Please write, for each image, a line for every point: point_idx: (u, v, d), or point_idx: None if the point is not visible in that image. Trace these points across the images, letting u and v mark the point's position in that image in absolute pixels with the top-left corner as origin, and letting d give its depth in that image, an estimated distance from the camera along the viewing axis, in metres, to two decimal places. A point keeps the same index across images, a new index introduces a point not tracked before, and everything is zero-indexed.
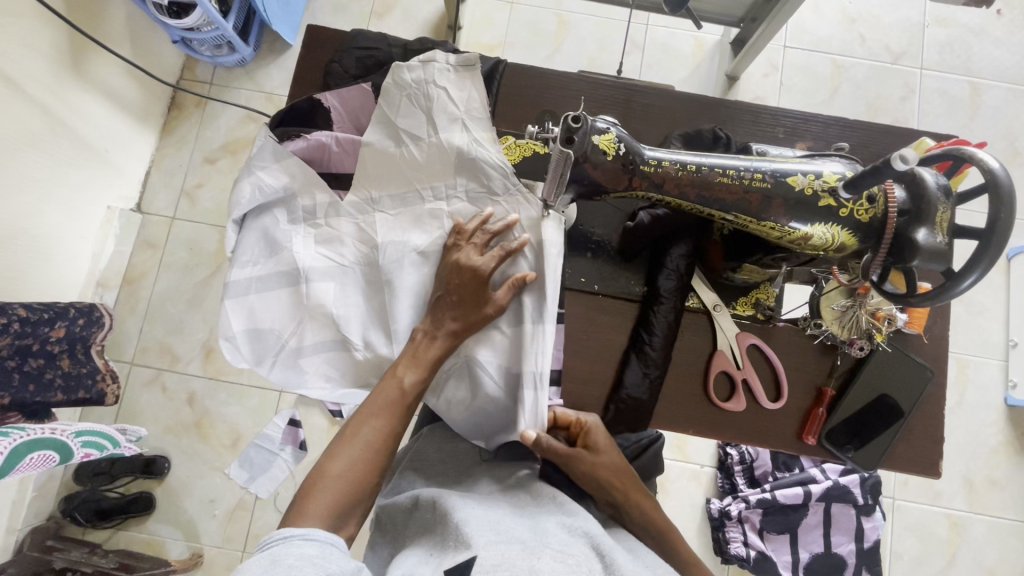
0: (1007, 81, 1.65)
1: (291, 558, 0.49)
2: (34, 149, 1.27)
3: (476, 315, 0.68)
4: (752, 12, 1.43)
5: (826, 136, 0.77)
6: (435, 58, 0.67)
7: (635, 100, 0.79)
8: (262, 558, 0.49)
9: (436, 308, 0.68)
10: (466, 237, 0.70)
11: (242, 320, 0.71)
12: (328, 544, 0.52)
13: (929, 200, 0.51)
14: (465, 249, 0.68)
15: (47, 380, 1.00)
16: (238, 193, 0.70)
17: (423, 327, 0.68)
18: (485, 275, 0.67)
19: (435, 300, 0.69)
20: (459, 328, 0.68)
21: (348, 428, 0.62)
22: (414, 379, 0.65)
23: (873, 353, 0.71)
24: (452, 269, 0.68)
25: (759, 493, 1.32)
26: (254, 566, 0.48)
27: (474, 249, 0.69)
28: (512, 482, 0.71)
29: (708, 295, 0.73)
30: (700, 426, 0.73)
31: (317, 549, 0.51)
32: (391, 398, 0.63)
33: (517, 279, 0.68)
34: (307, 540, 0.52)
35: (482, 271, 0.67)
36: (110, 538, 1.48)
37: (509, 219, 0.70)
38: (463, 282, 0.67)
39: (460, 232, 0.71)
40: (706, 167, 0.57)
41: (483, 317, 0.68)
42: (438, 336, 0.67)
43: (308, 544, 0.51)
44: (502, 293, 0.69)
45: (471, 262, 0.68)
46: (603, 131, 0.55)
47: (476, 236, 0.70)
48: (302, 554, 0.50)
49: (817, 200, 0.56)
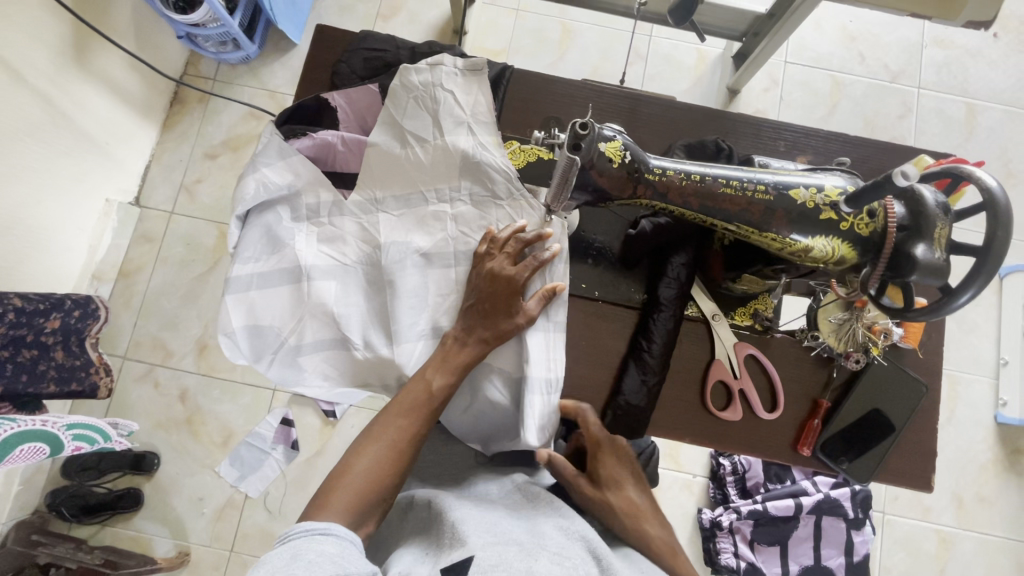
0: (1002, 103, 1.67)
1: (311, 552, 0.50)
2: (33, 139, 1.26)
3: (507, 324, 0.68)
4: (755, 26, 1.45)
5: (827, 151, 0.78)
6: (443, 62, 0.71)
7: (640, 110, 0.79)
8: (284, 551, 0.51)
9: (468, 316, 0.69)
10: (498, 246, 0.71)
11: (242, 317, 0.70)
12: (347, 540, 0.53)
13: (928, 215, 0.52)
14: (498, 258, 0.69)
15: (40, 371, 0.99)
16: (242, 189, 0.69)
17: (454, 332, 0.68)
18: (519, 283, 0.68)
19: (467, 308, 0.69)
20: (490, 337, 0.68)
21: (374, 427, 0.63)
22: (442, 383, 0.65)
23: (868, 366, 0.72)
24: (485, 278, 0.68)
25: (750, 504, 1.33)
26: (275, 558, 0.50)
27: (508, 259, 0.69)
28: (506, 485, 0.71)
29: (707, 304, 0.74)
30: (696, 434, 0.73)
31: (336, 546, 0.52)
32: (418, 399, 0.64)
33: (548, 291, 0.70)
34: (325, 536, 0.53)
35: (516, 279, 0.68)
36: (96, 534, 1.46)
37: (543, 231, 0.70)
38: (496, 290, 0.68)
39: (493, 240, 0.71)
40: (709, 177, 0.58)
41: (513, 327, 0.68)
42: (470, 342, 0.68)
43: (328, 540, 0.52)
44: (534, 303, 0.69)
45: (503, 269, 0.68)
46: (609, 140, 0.56)
47: (508, 245, 0.70)
48: (323, 551, 0.51)
49: (818, 213, 0.57)
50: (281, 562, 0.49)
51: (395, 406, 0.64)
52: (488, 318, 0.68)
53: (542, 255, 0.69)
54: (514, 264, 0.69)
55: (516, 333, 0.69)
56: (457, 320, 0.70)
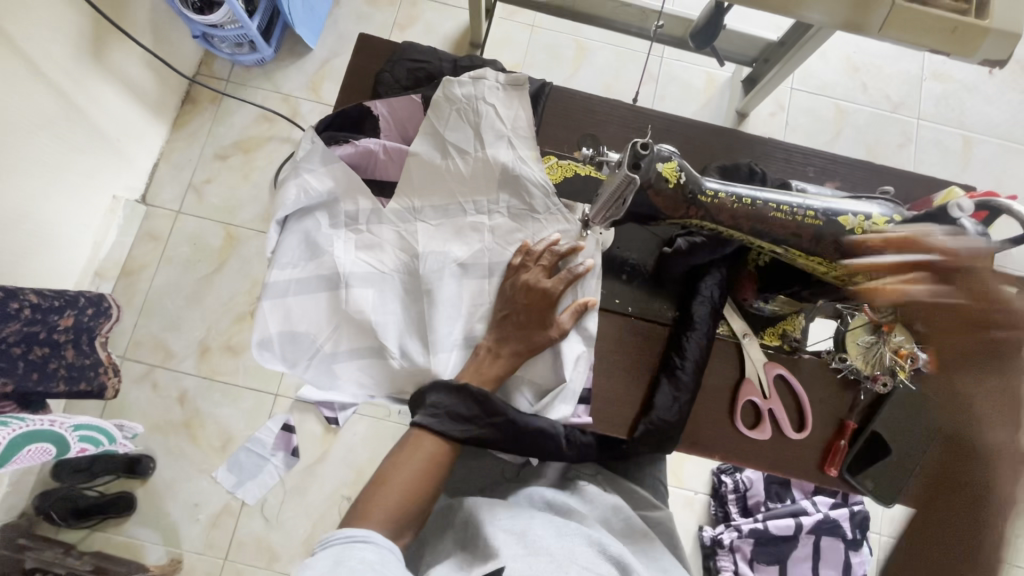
0: (996, 137, 1.73)
1: (354, 560, 0.53)
2: (46, 132, 1.25)
3: (542, 337, 0.68)
4: (767, 53, 1.49)
5: (853, 178, 0.81)
6: (485, 76, 0.72)
7: (675, 131, 0.81)
8: (328, 556, 0.54)
9: (502, 327, 0.69)
10: (534, 259, 0.71)
11: (278, 322, 0.69)
12: (386, 549, 0.56)
13: (971, 246, 0.54)
14: (533, 271, 0.70)
15: (51, 370, 0.97)
16: (283, 194, 0.69)
17: (487, 344, 0.69)
18: (555, 297, 0.69)
19: (502, 319, 0.70)
20: (524, 350, 0.68)
21: (413, 435, 0.65)
22: (480, 395, 0.65)
23: (896, 390, 0.73)
24: (521, 290, 0.69)
25: (751, 523, 1.34)
26: (319, 564, 0.53)
27: (544, 271, 0.70)
28: (536, 498, 0.72)
29: (738, 324, 0.75)
30: (726, 453, 0.73)
31: (376, 554, 0.55)
32: (457, 414, 0.65)
33: (581, 304, 0.70)
34: (365, 544, 0.55)
35: (553, 292, 0.69)
36: (85, 539, 1.42)
37: (577, 245, 0.71)
38: (533, 302, 0.69)
39: (529, 253, 0.72)
40: (760, 201, 0.60)
41: (547, 340, 0.69)
42: (503, 354, 0.68)
43: (368, 548, 0.55)
44: (568, 317, 0.70)
45: (540, 282, 0.69)
46: (667, 160, 0.57)
47: (544, 258, 0.71)
48: (364, 559, 0.53)
49: (866, 239, 0.58)
50: (325, 568, 0.52)
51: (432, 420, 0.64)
52: (524, 331, 0.69)
53: (577, 268, 0.70)
54: (549, 277, 0.70)
55: (549, 346, 0.69)
56: (489, 331, 0.71)
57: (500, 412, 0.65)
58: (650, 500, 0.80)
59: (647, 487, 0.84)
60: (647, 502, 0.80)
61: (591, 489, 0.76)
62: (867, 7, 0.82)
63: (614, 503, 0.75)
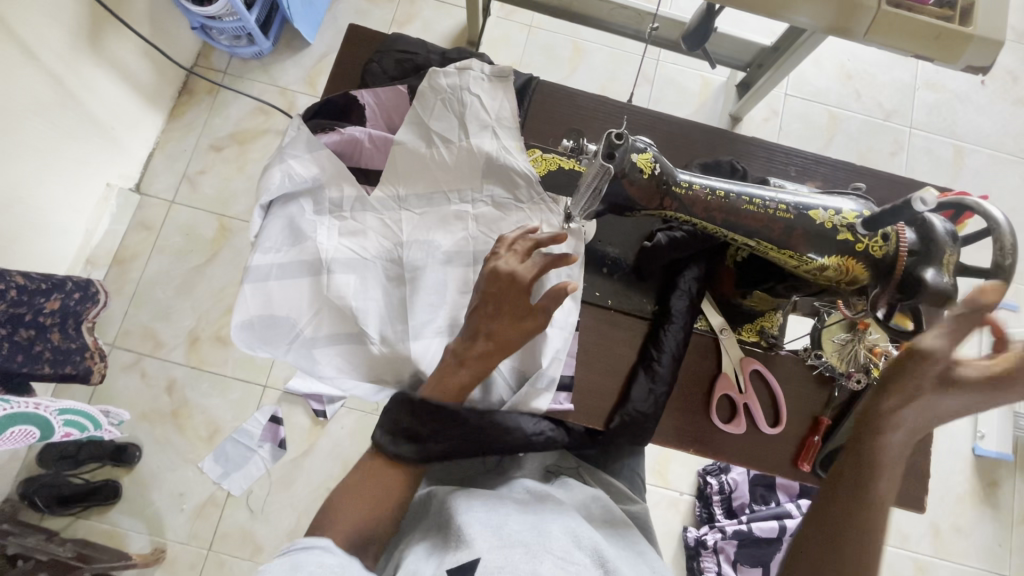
0: (988, 147, 1.75)
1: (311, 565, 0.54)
2: (41, 118, 1.26)
3: (520, 324, 0.66)
4: (760, 58, 1.50)
5: (834, 177, 0.82)
6: (471, 67, 0.74)
7: (659, 128, 0.82)
8: (285, 562, 0.54)
9: (474, 319, 0.66)
10: (506, 246, 0.69)
11: (259, 306, 0.70)
12: (344, 557, 0.57)
13: (937, 242, 0.55)
14: (504, 258, 0.67)
15: (35, 352, 0.99)
16: (268, 178, 0.70)
17: (454, 348, 0.65)
18: (526, 283, 0.66)
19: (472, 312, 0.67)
20: (494, 346, 0.65)
21: (371, 458, 0.64)
22: (440, 404, 0.63)
23: (869, 387, 0.74)
24: (489, 278, 0.66)
25: (735, 524, 1.34)
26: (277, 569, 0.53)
27: (515, 257, 0.68)
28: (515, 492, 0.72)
29: (716, 318, 0.76)
30: (700, 446, 0.74)
31: (335, 558, 0.56)
32: (414, 432, 0.63)
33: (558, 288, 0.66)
34: (324, 552, 0.56)
35: (522, 279, 0.66)
36: (68, 527, 1.41)
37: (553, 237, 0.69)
38: (501, 291, 0.66)
39: (501, 241, 0.70)
40: (733, 195, 0.61)
41: (530, 325, 0.66)
42: (470, 355, 0.65)
43: (326, 554, 0.56)
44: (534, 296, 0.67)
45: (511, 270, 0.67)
46: (642, 151, 0.59)
47: (517, 245, 0.69)
48: (323, 562, 0.55)
49: (835, 233, 0.60)
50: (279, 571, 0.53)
51: (387, 440, 0.63)
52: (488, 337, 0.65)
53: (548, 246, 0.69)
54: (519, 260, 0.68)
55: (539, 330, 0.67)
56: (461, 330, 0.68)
57: (458, 428, 0.63)
58: (627, 492, 0.81)
59: (625, 479, 0.85)
60: (625, 495, 0.81)
61: (571, 481, 0.77)
62: (853, 11, 0.83)
63: (593, 492, 0.76)
